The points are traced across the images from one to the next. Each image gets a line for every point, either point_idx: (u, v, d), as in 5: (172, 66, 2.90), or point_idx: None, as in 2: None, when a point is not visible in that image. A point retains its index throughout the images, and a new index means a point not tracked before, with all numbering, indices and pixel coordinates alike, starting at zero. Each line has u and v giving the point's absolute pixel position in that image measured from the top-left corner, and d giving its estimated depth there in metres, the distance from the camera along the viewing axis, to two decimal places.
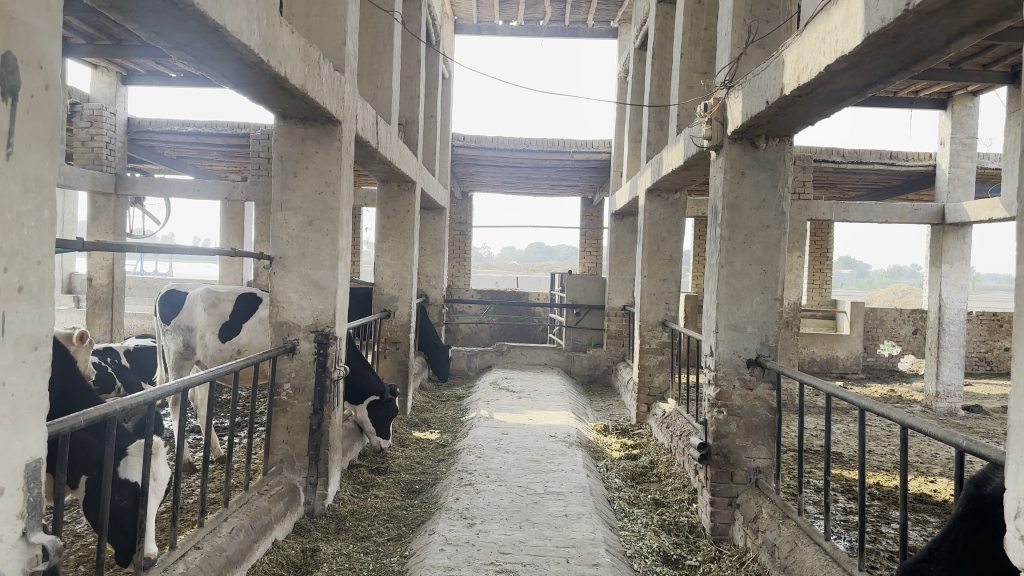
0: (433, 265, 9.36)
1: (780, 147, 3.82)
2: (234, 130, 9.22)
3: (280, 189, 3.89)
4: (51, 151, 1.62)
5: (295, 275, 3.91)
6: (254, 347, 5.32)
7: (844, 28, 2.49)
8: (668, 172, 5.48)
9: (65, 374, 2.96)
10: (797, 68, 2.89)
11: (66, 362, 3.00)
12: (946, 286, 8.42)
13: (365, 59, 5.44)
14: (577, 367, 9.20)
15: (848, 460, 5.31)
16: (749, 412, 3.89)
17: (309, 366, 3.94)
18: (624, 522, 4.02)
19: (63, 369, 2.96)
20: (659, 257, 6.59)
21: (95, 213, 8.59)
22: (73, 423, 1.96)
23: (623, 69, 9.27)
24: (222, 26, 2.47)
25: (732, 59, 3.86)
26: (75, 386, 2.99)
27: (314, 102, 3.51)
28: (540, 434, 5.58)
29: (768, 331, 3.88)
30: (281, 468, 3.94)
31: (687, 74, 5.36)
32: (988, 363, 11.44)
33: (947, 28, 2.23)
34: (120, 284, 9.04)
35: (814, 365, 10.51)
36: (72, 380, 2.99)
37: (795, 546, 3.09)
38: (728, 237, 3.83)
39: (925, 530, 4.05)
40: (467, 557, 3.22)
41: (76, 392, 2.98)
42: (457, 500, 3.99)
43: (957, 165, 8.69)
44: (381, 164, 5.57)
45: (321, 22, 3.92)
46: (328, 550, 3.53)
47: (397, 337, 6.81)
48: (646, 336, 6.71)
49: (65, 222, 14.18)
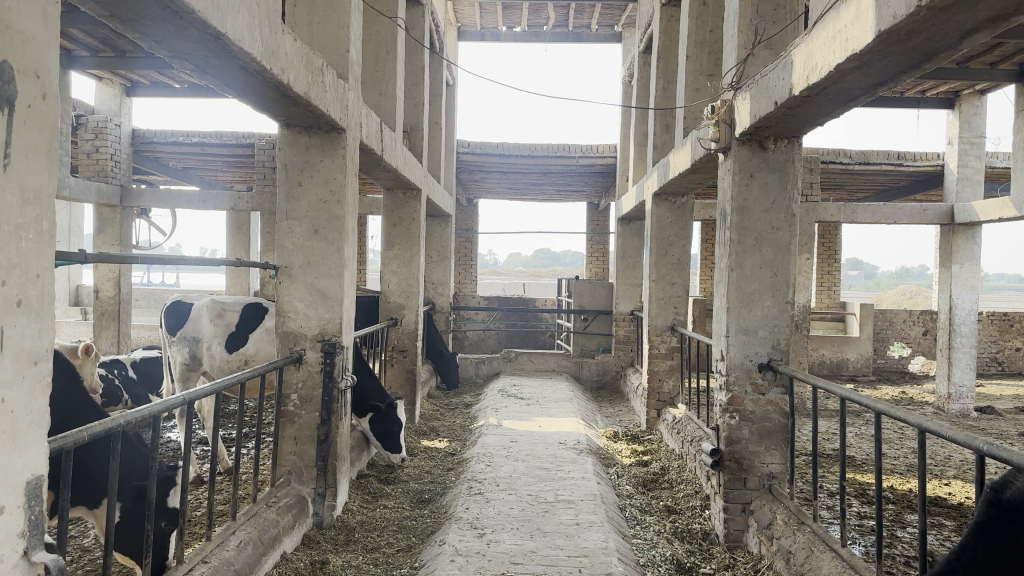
0: (440, 273, 9.33)
1: (789, 148, 3.77)
2: (238, 140, 9.23)
3: (284, 199, 3.87)
4: (50, 162, 1.60)
5: (300, 285, 3.89)
6: (261, 357, 5.29)
7: (853, 27, 2.46)
8: (675, 175, 5.44)
9: (68, 384, 2.95)
10: (806, 67, 2.86)
11: (69, 371, 2.99)
12: (957, 286, 8.33)
13: (370, 67, 5.44)
14: (585, 373, 9.13)
15: (862, 464, 5.24)
16: (761, 417, 3.83)
17: (316, 376, 3.90)
18: (636, 530, 3.96)
19: (68, 378, 2.96)
20: (666, 261, 6.53)
21: (101, 225, 8.61)
22: (77, 437, 1.92)
23: (628, 73, 9.25)
24: (224, 34, 2.45)
25: (739, 60, 3.83)
26: (81, 396, 2.97)
27: (317, 110, 3.49)
28: (549, 441, 5.53)
29: (780, 335, 3.83)
30: (290, 479, 3.90)
31: (692, 76, 5.32)
32: (999, 364, 11.31)
33: (959, 23, 2.19)
34: (126, 295, 9.05)
35: (824, 367, 10.41)
36: (77, 390, 2.97)
37: (812, 553, 3.03)
38: (738, 240, 3.79)
39: (942, 533, 3.97)
40: (477, 568, 3.17)
41: (81, 402, 2.96)
42: (467, 510, 3.95)
43: (966, 164, 8.61)
44: (387, 171, 5.55)
45: (324, 30, 3.91)
46: (338, 562, 3.49)
47: (404, 346, 6.77)
48: (655, 341, 6.65)
49: (71, 234, 14.27)
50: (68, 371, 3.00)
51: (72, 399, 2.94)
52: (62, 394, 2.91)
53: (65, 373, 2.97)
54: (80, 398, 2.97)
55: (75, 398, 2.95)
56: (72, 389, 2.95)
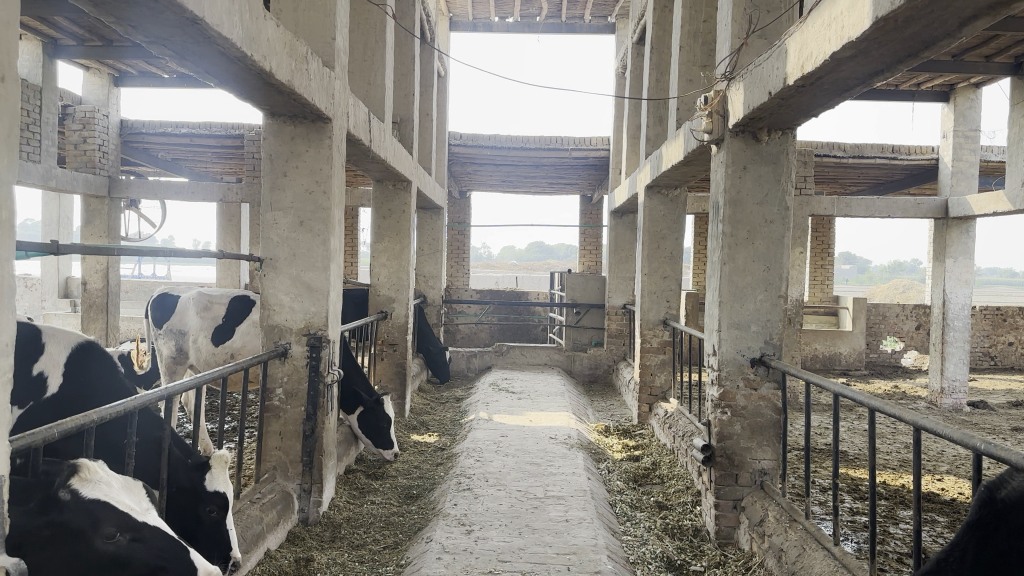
0: (432, 265, 9.25)
1: (783, 140, 3.71)
2: (228, 130, 9.12)
3: (269, 189, 3.78)
4: (8, 147, 1.52)
5: (286, 277, 3.81)
6: (248, 351, 5.21)
7: (849, 13, 2.39)
8: (668, 168, 5.36)
9: (89, 365, 3.23)
10: (801, 56, 2.79)
11: (97, 358, 3.31)
12: (950, 281, 8.30)
13: (358, 57, 5.35)
14: (578, 367, 9.09)
15: (855, 459, 5.22)
16: (753, 412, 3.79)
17: (302, 370, 3.84)
18: (626, 527, 3.92)
19: (85, 360, 3.25)
20: (659, 254, 6.48)
21: (88, 216, 8.48)
22: (45, 436, 1.83)
23: (622, 65, 9.16)
24: (201, 18, 2.37)
25: (733, 50, 3.76)
26: (95, 373, 3.21)
27: (302, 99, 3.41)
28: (541, 436, 5.49)
29: (773, 329, 3.78)
30: (274, 475, 3.85)
31: (686, 67, 5.23)
32: (992, 358, 11.35)
33: (958, 10, 2.13)
34: (115, 287, 8.94)
35: (817, 361, 10.42)
36: (100, 370, 3.24)
37: (804, 551, 2.99)
38: (731, 233, 3.73)
39: (935, 530, 3.94)
40: (465, 566, 3.12)
41: (100, 380, 3.20)
42: (455, 506, 3.90)
43: (960, 158, 8.51)
44: (377, 163, 5.48)
45: (310, 18, 3.82)
46: (323, 560, 3.43)
47: (394, 339, 6.70)
48: (647, 335, 6.60)
49: (61, 226, 14.11)
50: (98, 358, 3.32)
51: (91, 378, 3.19)
52: (76, 373, 3.19)
53: (89, 356, 3.28)
54: (92, 377, 3.20)
55: (87, 376, 3.18)
56: (97, 371, 3.24)
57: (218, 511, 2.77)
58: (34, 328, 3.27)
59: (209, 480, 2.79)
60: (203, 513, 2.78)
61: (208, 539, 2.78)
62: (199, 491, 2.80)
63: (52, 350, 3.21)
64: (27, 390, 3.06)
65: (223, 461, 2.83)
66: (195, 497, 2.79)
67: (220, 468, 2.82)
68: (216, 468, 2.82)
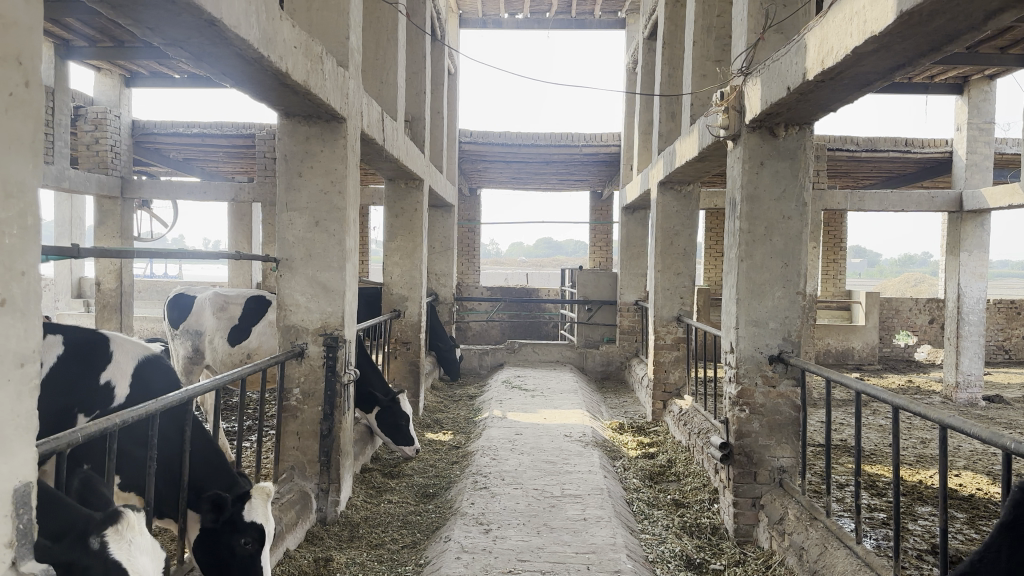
0: (443, 263, 9.24)
1: (800, 134, 3.67)
2: (239, 130, 9.15)
3: (285, 189, 3.78)
4: (34, 155, 1.53)
5: (301, 277, 3.81)
6: (264, 351, 5.24)
7: (872, 9, 2.36)
8: (682, 164, 5.33)
9: (155, 380, 3.22)
10: (821, 51, 2.75)
11: (161, 371, 3.30)
12: (965, 275, 8.21)
13: (370, 55, 5.35)
14: (590, 364, 9.07)
15: (871, 455, 5.19)
16: (772, 409, 3.76)
17: (319, 370, 3.84)
18: (644, 525, 3.90)
19: (152, 373, 3.23)
20: (672, 251, 6.42)
21: (101, 217, 8.51)
22: (70, 440, 1.83)
23: (633, 59, 9.10)
24: (219, 19, 2.36)
25: (749, 45, 3.72)
26: (161, 388, 3.19)
27: (317, 98, 3.40)
28: (555, 434, 5.47)
29: (791, 326, 3.74)
30: (292, 474, 3.86)
31: (699, 62, 5.19)
32: (1006, 351, 11.23)
33: (983, 4, 2.10)
34: (128, 287, 9.01)
35: (830, 356, 10.35)
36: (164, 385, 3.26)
37: (825, 550, 2.96)
38: (748, 229, 3.70)
39: (955, 526, 3.90)
40: (484, 565, 3.11)
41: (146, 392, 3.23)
42: (472, 505, 3.89)
43: (975, 150, 8.41)
44: (390, 162, 5.48)
45: (324, 17, 3.81)
46: (341, 559, 3.43)
47: (407, 338, 6.71)
48: (661, 332, 6.56)
49: (74, 226, 14.21)
50: (162, 371, 3.31)
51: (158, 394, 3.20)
52: (143, 385, 3.16)
53: (153, 368, 3.26)
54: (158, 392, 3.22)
55: (155, 389, 3.17)
56: (163, 387, 3.24)
57: (255, 543, 2.70)
58: (100, 334, 3.21)
59: (248, 510, 2.73)
60: (238, 545, 2.71)
61: (241, 572, 2.71)
62: (237, 521, 2.72)
63: (120, 359, 3.15)
64: (94, 401, 3.02)
65: (266, 492, 2.81)
66: (232, 528, 2.71)
67: (261, 498, 2.77)
68: (255, 498, 2.76)
